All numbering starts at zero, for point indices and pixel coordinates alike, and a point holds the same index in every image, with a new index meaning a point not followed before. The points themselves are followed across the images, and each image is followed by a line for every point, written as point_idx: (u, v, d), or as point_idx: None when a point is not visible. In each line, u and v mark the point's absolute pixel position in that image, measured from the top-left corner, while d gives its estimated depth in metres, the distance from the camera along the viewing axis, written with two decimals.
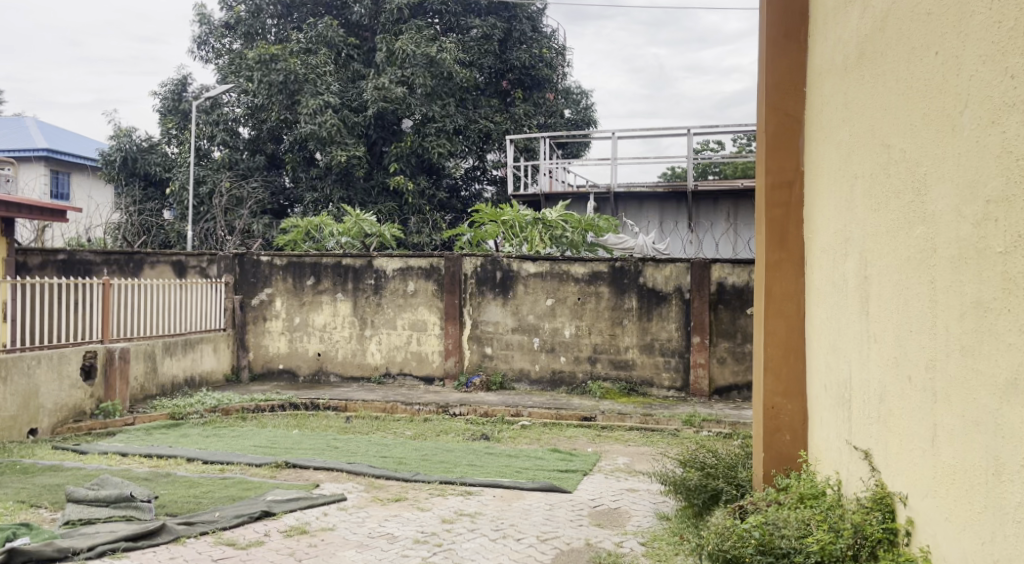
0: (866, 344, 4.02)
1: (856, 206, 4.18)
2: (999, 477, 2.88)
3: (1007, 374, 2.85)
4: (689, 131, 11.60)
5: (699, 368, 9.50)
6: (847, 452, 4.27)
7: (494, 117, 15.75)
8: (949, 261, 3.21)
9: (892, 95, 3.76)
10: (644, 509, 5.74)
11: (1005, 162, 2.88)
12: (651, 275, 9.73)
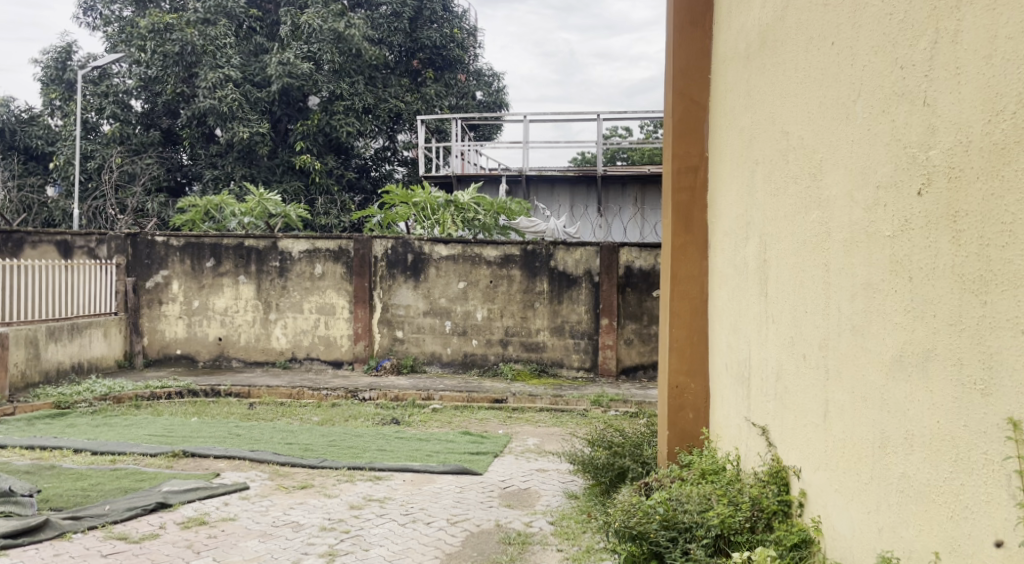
0: (765, 324, 4.09)
1: (757, 191, 4.23)
2: (884, 452, 2.95)
3: (893, 352, 2.91)
4: (597, 117, 11.73)
5: (607, 349, 9.68)
6: (747, 428, 4.37)
7: (404, 96, 15.48)
8: (842, 244, 3.27)
9: (792, 83, 3.81)
10: (553, 488, 5.76)
11: (894, 149, 2.93)
12: (562, 258, 9.80)
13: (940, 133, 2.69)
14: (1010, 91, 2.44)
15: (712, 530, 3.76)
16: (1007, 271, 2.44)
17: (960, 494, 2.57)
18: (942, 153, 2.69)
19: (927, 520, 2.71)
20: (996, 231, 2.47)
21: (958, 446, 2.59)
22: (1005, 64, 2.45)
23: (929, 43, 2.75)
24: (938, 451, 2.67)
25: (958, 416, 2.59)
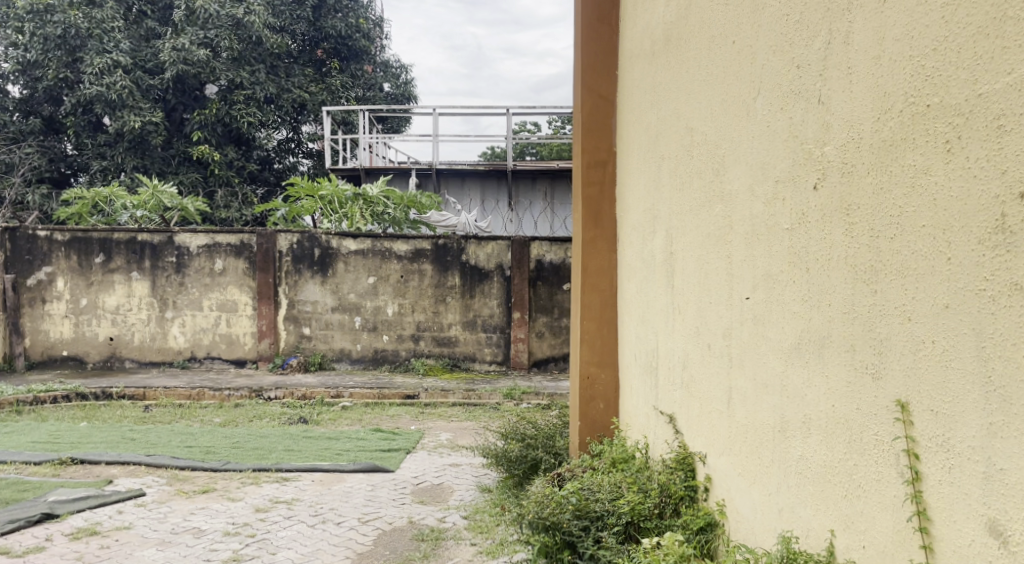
0: (670, 316, 4.13)
1: (662, 185, 4.26)
2: (784, 436, 2.99)
3: (792, 339, 2.94)
4: (507, 111, 11.71)
5: (519, 343, 9.70)
6: (654, 416, 4.42)
7: (309, 87, 15.15)
8: (744, 237, 3.30)
9: (694, 80, 3.84)
10: (467, 483, 5.70)
11: (791, 144, 2.96)
12: (473, 253, 9.77)
13: (833, 129, 2.72)
14: (897, 91, 2.43)
15: (622, 518, 3.75)
16: (894, 261, 2.44)
17: (853, 474, 2.61)
18: (835, 148, 2.71)
19: (823, 499, 2.75)
20: (884, 223, 2.48)
21: (851, 428, 2.62)
22: (892, 65, 2.45)
23: (824, 42, 2.76)
24: (832, 433, 2.70)
25: (850, 400, 2.63)
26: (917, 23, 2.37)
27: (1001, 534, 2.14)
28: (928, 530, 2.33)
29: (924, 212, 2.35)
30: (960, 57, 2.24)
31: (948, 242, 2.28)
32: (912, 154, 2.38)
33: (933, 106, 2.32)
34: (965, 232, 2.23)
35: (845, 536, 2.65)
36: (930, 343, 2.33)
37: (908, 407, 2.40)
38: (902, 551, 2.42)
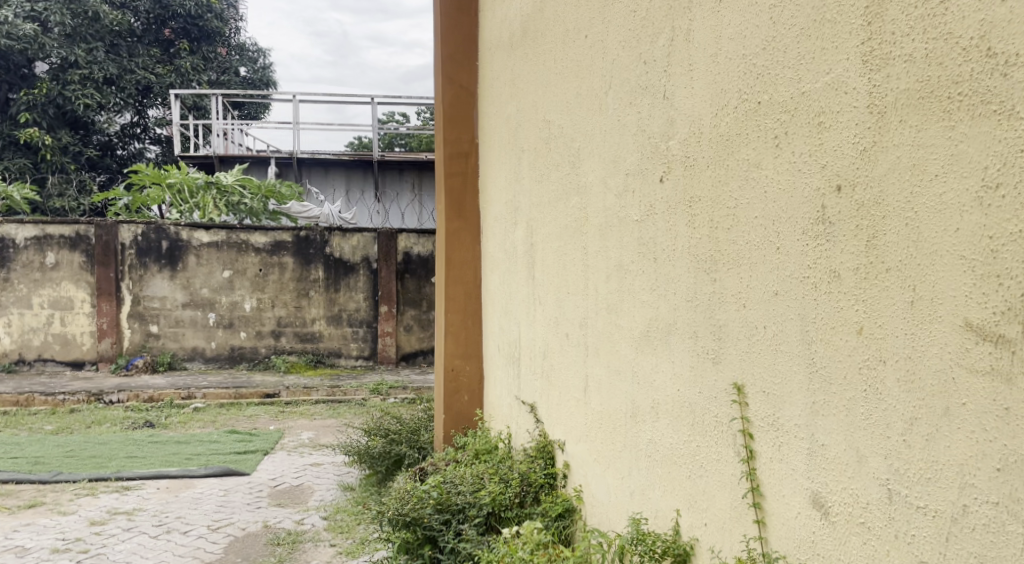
0: (532, 306, 4.13)
1: (523, 177, 4.25)
2: (635, 422, 2.99)
3: (642, 327, 2.92)
4: (372, 101, 11.56)
5: (387, 336, 9.73)
6: (517, 407, 4.42)
7: (154, 68, 14.46)
8: (598, 228, 3.30)
9: (551, 73, 3.84)
10: (327, 482, 5.58)
11: (640, 139, 2.94)
12: (338, 245, 9.66)
13: (677, 124, 2.69)
14: (733, 88, 2.36)
15: (483, 509, 3.66)
16: (730, 250, 2.39)
17: (696, 455, 2.57)
18: (678, 142, 2.67)
19: (670, 481, 2.74)
20: (722, 214, 2.42)
21: (694, 411, 2.59)
22: (728, 63, 2.39)
23: (666, 40, 2.74)
24: (678, 416, 2.68)
25: (694, 384, 2.59)
26: (749, 23, 2.29)
27: (823, 506, 2.03)
28: (761, 507, 2.26)
29: (757, 204, 2.27)
30: (786, 56, 2.15)
31: (778, 234, 2.19)
32: (746, 148, 2.32)
33: (764, 104, 2.24)
34: (792, 224, 2.13)
35: (688, 514, 2.60)
36: (763, 328, 2.25)
37: (743, 389, 2.33)
38: (738, 527, 2.36)
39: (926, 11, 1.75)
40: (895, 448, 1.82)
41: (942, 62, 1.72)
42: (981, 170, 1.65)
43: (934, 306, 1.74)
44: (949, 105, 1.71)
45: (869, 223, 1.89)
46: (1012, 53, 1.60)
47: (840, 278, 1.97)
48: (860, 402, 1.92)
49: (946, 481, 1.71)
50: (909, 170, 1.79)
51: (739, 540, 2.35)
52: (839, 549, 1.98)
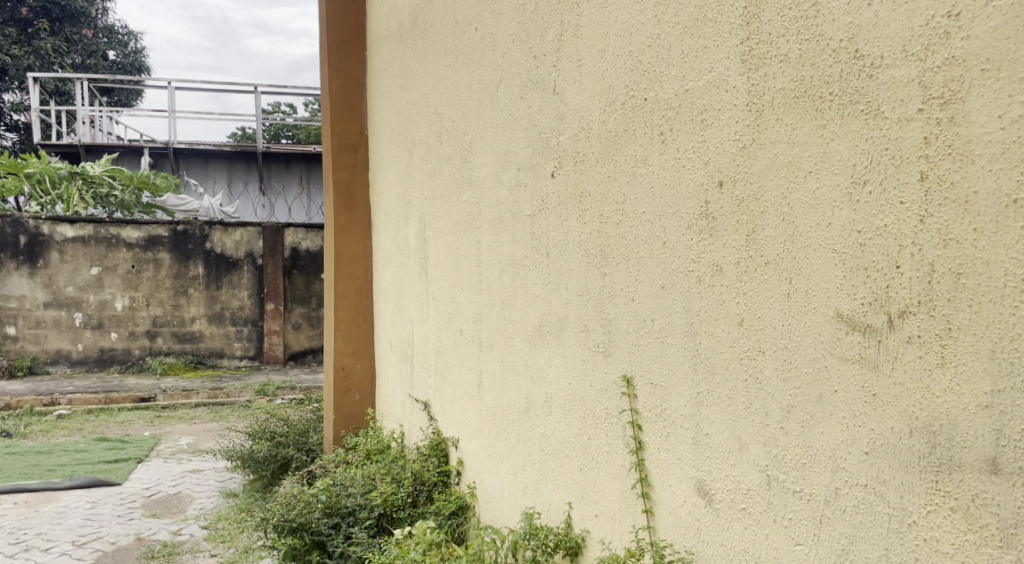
0: (425, 302, 4.10)
1: (415, 170, 4.21)
2: (528, 417, 3.01)
3: (535, 322, 2.94)
4: (257, 91, 11.40)
5: (273, 335, 9.52)
6: (410, 404, 4.39)
7: (11, 49, 13.72)
8: (491, 222, 3.30)
9: (441, 66, 3.82)
10: (208, 489, 5.41)
11: (531, 133, 2.95)
12: (219, 239, 9.44)
13: (567, 119, 2.71)
14: (621, 85, 2.40)
15: (375, 511, 3.61)
16: (620, 245, 2.42)
17: (588, 447, 2.61)
18: (569, 138, 2.70)
19: (562, 474, 2.77)
20: (612, 210, 2.46)
21: (586, 404, 2.62)
22: (615, 59, 2.43)
23: (556, 34, 2.75)
24: (570, 410, 2.70)
25: (585, 377, 2.62)
26: (635, 20, 2.33)
27: (707, 494, 2.09)
28: (650, 496, 2.30)
29: (644, 199, 2.31)
30: (670, 54, 2.20)
31: (663, 228, 2.24)
32: (633, 144, 2.36)
33: (649, 100, 2.28)
34: (677, 219, 2.18)
35: (580, 507, 2.64)
36: (650, 322, 2.30)
37: (632, 382, 2.38)
38: (628, 518, 2.41)
39: (799, 13, 1.81)
40: (774, 435, 1.89)
41: (814, 63, 1.79)
42: (849, 168, 1.72)
43: (809, 298, 1.80)
44: (821, 104, 1.77)
45: (748, 218, 1.95)
46: (877, 55, 1.66)
47: (723, 272, 2.03)
48: (741, 391, 1.98)
49: (820, 466, 1.79)
50: (786, 167, 1.85)
51: (629, 530, 2.40)
52: (721, 535, 2.04)
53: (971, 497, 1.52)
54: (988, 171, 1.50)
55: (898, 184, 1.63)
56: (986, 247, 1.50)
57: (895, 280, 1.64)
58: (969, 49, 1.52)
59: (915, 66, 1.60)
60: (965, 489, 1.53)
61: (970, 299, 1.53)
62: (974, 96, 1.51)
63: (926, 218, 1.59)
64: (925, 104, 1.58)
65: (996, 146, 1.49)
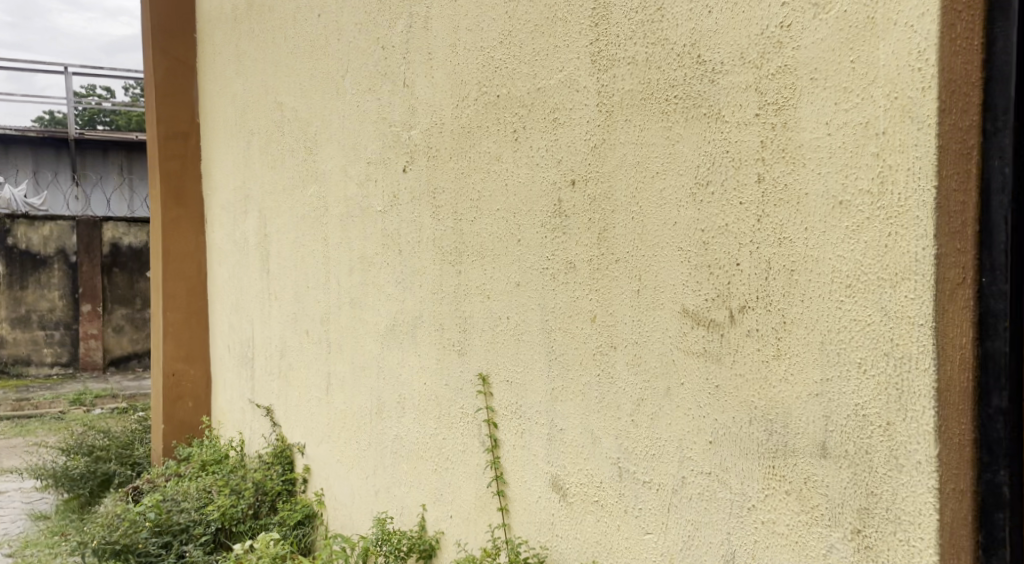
0: (267, 301, 3.94)
1: (253, 161, 4.04)
2: (379, 418, 2.95)
3: (387, 321, 2.88)
4: (66, 73, 10.64)
5: (91, 339, 8.86)
6: (250, 410, 4.22)
7: None
8: (339, 218, 3.20)
9: (281, 53, 3.68)
10: (15, 512, 4.96)
11: (381, 126, 2.89)
12: (24, 234, 8.79)
13: (417, 113, 2.67)
14: (472, 80, 2.39)
15: (212, 526, 3.41)
16: (476, 243, 2.41)
17: (443, 447, 2.58)
18: (420, 132, 2.66)
19: (415, 476, 2.73)
20: (466, 206, 2.44)
21: (441, 404, 2.59)
22: (466, 54, 2.41)
23: (406, 25, 2.70)
24: (424, 410, 2.67)
25: (439, 376, 2.59)
26: (484, 16, 2.32)
27: (561, 488, 2.12)
28: (505, 493, 2.31)
29: (498, 196, 2.31)
30: (521, 51, 2.21)
31: (517, 226, 2.24)
32: (487, 140, 2.35)
33: (502, 98, 2.28)
34: (531, 216, 2.19)
35: (434, 508, 2.61)
36: (505, 319, 2.30)
37: (488, 380, 2.37)
38: (483, 516, 2.40)
39: (645, 16, 1.86)
40: (625, 428, 1.94)
41: (659, 67, 1.84)
42: (694, 169, 1.78)
43: (656, 294, 1.86)
44: (668, 106, 1.83)
45: (599, 216, 1.99)
46: (717, 61, 1.72)
47: (577, 269, 2.06)
48: (594, 387, 2.02)
49: (668, 456, 1.84)
50: (635, 167, 1.90)
51: (484, 529, 2.39)
52: (574, 529, 2.08)
53: (803, 479, 1.59)
54: (817, 173, 1.56)
55: (737, 186, 1.70)
56: (815, 246, 1.56)
57: (736, 277, 1.70)
58: (800, 58, 1.58)
59: (752, 73, 1.66)
60: (797, 473, 1.60)
61: (801, 295, 1.59)
62: (804, 103, 1.57)
63: (762, 217, 1.65)
64: (761, 109, 1.65)
65: (824, 150, 1.54)
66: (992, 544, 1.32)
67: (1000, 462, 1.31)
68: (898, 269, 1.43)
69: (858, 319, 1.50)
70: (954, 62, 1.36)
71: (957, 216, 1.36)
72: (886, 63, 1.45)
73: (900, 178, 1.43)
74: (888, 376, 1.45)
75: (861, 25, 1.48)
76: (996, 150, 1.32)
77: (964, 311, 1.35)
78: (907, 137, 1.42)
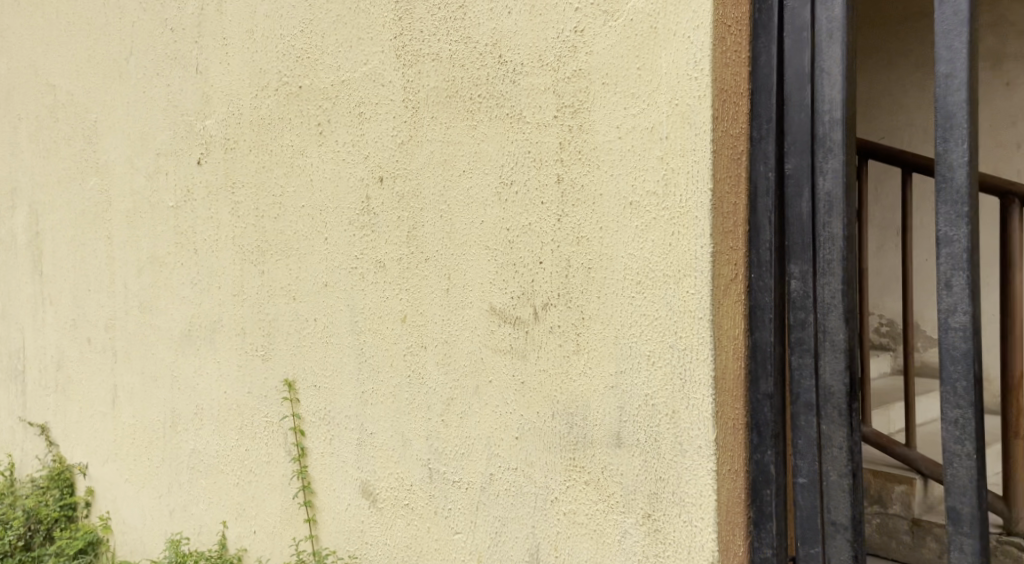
0: (40, 307, 3.50)
1: (21, 149, 3.59)
2: (174, 432, 2.73)
3: (182, 326, 2.67)
4: None
5: None
6: (21, 429, 3.77)
7: None
8: (125, 214, 2.92)
9: (52, 29, 3.31)
10: None
11: (172, 114, 2.66)
12: None
13: (212, 102, 2.49)
14: (271, 69, 2.27)
15: None
16: (280, 240, 2.29)
17: (245, 459, 2.45)
18: (215, 122, 2.48)
19: (214, 491, 2.56)
20: (267, 202, 2.31)
21: (242, 414, 2.45)
22: (264, 42, 2.29)
23: (196, 8, 2.53)
24: (223, 420, 2.51)
25: (242, 384, 2.45)
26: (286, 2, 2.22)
27: (371, 494, 2.07)
28: (313, 503, 2.22)
29: (302, 193, 2.21)
30: (323, 41, 2.12)
31: (324, 224, 2.16)
32: (288, 133, 2.24)
33: (304, 89, 2.19)
34: (338, 214, 2.12)
35: (236, 524, 2.48)
36: (313, 321, 2.21)
37: (295, 386, 2.26)
38: (288, 529, 2.31)
39: (447, 13, 1.85)
40: (435, 428, 1.92)
41: (463, 64, 1.84)
42: (498, 168, 1.79)
43: (465, 292, 1.86)
44: (472, 105, 1.82)
45: (408, 214, 1.95)
46: (517, 62, 1.74)
47: (386, 268, 2.01)
48: (405, 388, 1.98)
49: (476, 454, 1.84)
50: (441, 165, 1.88)
51: (289, 543, 2.31)
52: (384, 534, 2.04)
53: (600, 469, 1.63)
54: (610, 175, 1.60)
55: (539, 186, 1.72)
56: (610, 244, 1.61)
57: (539, 274, 1.73)
58: (592, 63, 1.62)
59: (549, 76, 1.69)
60: (595, 463, 1.64)
61: (597, 292, 1.63)
62: (597, 107, 1.62)
63: (562, 216, 1.69)
64: (559, 111, 1.68)
65: (615, 153, 1.59)
66: (761, 520, 1.43)
67: (768, 443, 1.42)
68: (680, 266, 1.50)
69: (647, 314, 1.55)
70: (725, 73, 1.45)
71: (729, 216, 1.45)
72: (667, 71, 1.51)
73: (681, 180, 1.49)
74: (673, 367, 1.52)
75: (645, 34, 1.54)
76: (761, 156, 1.43)
77: (737, 304, 1.45)
78: (686, 143, 1.48)
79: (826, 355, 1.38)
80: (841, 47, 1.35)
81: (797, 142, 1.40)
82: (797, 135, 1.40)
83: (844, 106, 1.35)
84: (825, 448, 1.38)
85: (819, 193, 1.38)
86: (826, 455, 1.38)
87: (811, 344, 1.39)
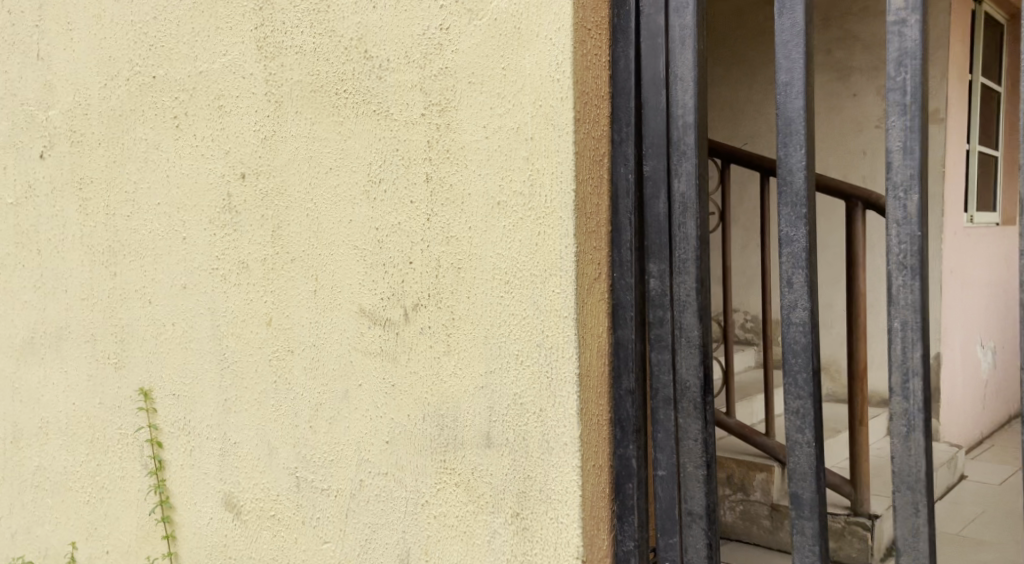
0: None
1: None
2: (16, 450, 2.47)
3: (24, 334, 2.43)
4: None
5: None
6: None
7: None
8: None
9: None
10: None
11: (9, 104, 2.43)
12: None
13: (56, 91, 2.31)
14: (122, 57, 2.13)
15: None
16: (133, 241, 2.15)
17: (97, 475, 2.30)
18: (60, 113, 2.30)
19: (60, 510, 2.39)
20: (118, 200, 2.17)
21: (93, 426, 2.30)
22: (114, 29, 2.14)
23: None
24: (72, 433, 2.34)
25: (93, 394, 2.29)
26: None
27: (235, 506, 1.98)
28: (171, 519, 2.10)
29: (157, 189, 2.09)
30: (179, 29, 2.01)
31: (181, 223, 2.05)
32: (141, 127, 2.11)
33: (158, 79, 2.07)
34: (197, 212, 2.01)
35: (86, 544, 2.32)
36: (170, 325, 2.09)
37: (151, 395, 2.13)
38: (145, 548, 2.19)
39: (312, 6, 1.79)
40: (303, 436, 1.85)
41: (327, 59, 1.78)
42: (366, 166, 1.74)
43: (334, 293, 1.80)
44: (338, 101, 1.77)
45: (271, 214, 1.88)
46: (384, 57, 1.69)
47: (248, 270, 1.93)
48: (271, 394, 1.90)
49: (345, 460, 1.79)
50: (307, 161, 1.82)
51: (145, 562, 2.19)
52: (249, 547, 1.95)
53: (470, 471, 1.62)
54: (477, 174, 1.59)
55: (406, 184, 1.68)
56: (479, 244, 1.59)
57: (409, 275, 1.69)
58: (457, 62, 1.59)
59: (417, 72, 1.65)
60: (466, 464, 1.62)
61: (467, 292, 1.62)
62: (464, 106, 1.59)
63: (431, 216, 1.66)
64: (426, 109, 1.64)
65: (482, 152, 1.57)
66: (623, 513, 1.48)
67: (630, 437, 1.47)
68: (546, 265, 1.50)
69: (515, 313, 1.55)
70: (586, 76, 1.47)
71: (592, 216, 1.48)
72: (531, 72, 1.50)
73: (546, 180, 1.50)
74: (540, 366, 1.52)
75: (509, 34, 1.53)
76: (623, 158, 1.47)
77: (602, 300, 1.49)
78: (550, 144, 1.49)
79: (682, 350, 1.42)
80: (692, 54, 1.39)
81: (654, 145, 1.43)
82: (654, 138, 1.44)
83: (696, 111, 1.39)
84: (682, 441, 1.43)
85: (675, 194, 1.42)
86: (683, 447, 1.43)
87: (669, 341, 1.43)
